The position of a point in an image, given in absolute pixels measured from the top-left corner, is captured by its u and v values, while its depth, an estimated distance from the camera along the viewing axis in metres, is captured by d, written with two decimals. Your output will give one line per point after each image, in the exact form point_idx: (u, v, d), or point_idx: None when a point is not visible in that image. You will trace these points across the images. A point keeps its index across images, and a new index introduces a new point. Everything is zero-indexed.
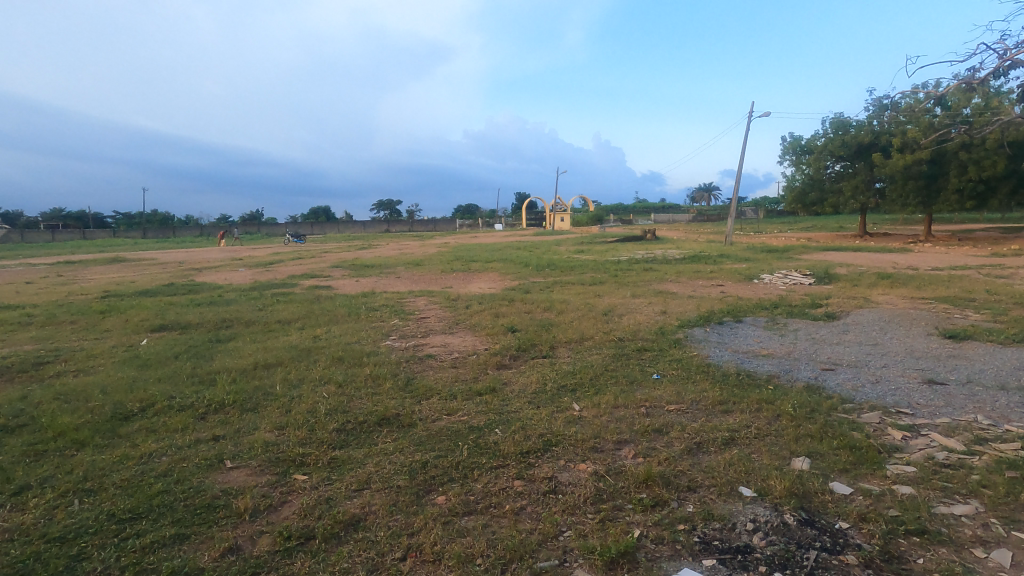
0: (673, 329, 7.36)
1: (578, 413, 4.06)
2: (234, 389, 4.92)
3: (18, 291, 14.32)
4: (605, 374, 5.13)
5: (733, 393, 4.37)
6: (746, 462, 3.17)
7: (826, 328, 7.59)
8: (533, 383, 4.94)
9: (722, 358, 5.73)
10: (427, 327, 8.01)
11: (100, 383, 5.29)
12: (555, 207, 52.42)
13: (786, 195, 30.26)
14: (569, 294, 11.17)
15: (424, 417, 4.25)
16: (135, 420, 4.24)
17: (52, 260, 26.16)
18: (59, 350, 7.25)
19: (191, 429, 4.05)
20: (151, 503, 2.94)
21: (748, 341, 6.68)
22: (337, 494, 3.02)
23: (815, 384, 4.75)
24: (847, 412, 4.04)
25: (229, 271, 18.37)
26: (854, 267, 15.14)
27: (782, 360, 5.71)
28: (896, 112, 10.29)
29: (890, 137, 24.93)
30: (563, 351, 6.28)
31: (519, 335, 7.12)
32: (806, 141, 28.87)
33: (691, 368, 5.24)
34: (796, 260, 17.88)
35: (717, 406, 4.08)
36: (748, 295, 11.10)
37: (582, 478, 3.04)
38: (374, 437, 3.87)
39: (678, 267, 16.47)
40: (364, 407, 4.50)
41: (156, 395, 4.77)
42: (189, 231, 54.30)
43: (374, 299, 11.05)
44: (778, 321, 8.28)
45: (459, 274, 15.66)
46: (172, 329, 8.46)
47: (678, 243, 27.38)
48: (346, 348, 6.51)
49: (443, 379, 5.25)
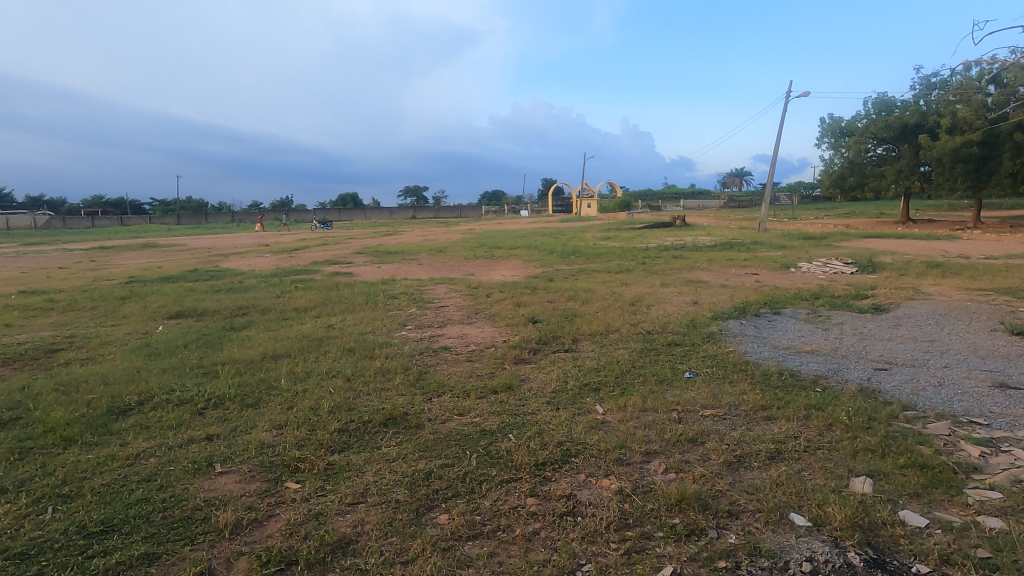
0: (707, 322, 6.85)
1: (602, 417, 3.66)
2: (236, 383, 4.66)
3: (49, 276, 14.56)
4: (632, 371, 4.71)
5: (776, 397, 3.90)
6: (798, 484, 2.72)
7: (874, 322, 7.00)
8: (553, 381, 4.55)
9: (760, 355, 5.23)
10: (445, 317, 7.69)
11: (103, 373, 5.12)
12: (583, 193, 51.54)
13: (823, 180, 28.91)
14: (595, 283, 10.72)
15: (433, 418, 3.91)
16: (130, 415, 4.01)
17: (88, 245, 26.85)
18: (74, 337, 7.17)
19: (186, 427, 3.80)
20: (125, 514, 2.67)
21: (789, 336, 6.16)
22: (328, 509, 2.70)
23: (869, 386, 4.24)
24: (911, 422, 3.53)
25: (254, 258, 18.44)
26: (900, 256, 14.22)
27: (829, 359, 5.18)
28: (947, 90, 9.38)
29: (939, 117, 23.52)
30: (587, 344, 5.86)
31: (540, 326, 6.72)
32: (846, 123, 27.43)
33: (728, 367, 4.77)
34: (836, 248, 16.98)
35: (759, 412, 3.62)
36: (786, 284, 10.46)
37: (604, 498, 2.65)
38: (377, 440, 3.56)
39: (710, 255, 15.77)
40: (369, 405, 4.18)
41: (156, 387, 4.56)
42: (219, 217, 55.34)
43: (393, 286, 10.80)
44: (821, 313, 7.69)
45: (482, 261, 15.33)
46: (188, 317, 8.34)
47: (709, 228, 26.56)
48: (358, 339, 6.23)
49: (457, 374, 4.89)
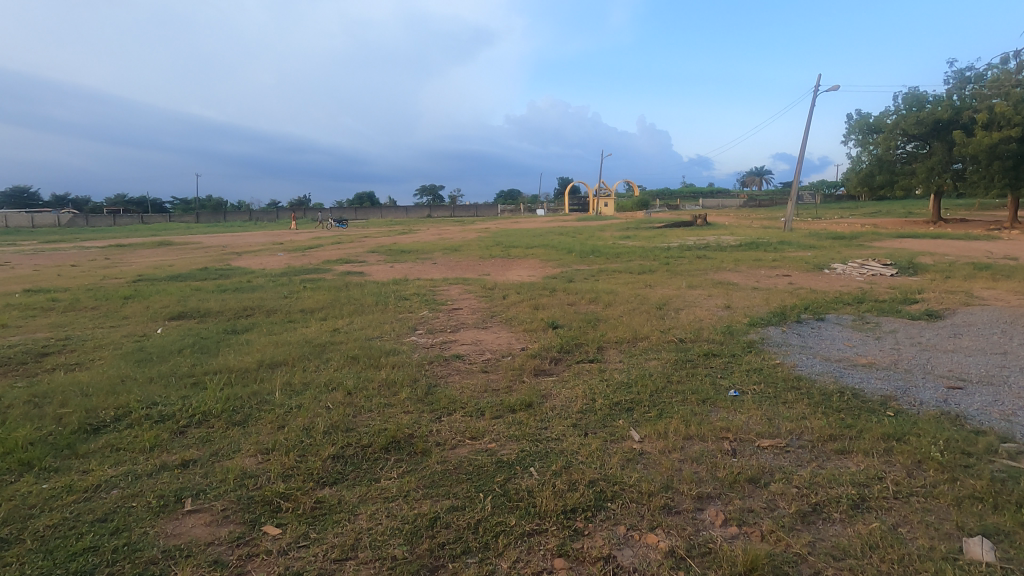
0: (743, 328, 6.24)
1: (639, 446, 3.11)
2: (225, 396, 4.20)
3: (61, 274, 14.38)
4: (667, 388, 4.14)
5: (844, 424, 3.30)
6: (898, 547, 2.16)
7: (930, 330, 6.34)
8: (578, 398, 4.00)
9: (812, 369, 4.63)
10: (459, 320, 7.20)
11: (85, 381, 4.69)
12: (599, 190, 50.77)
13: (850, 178, 27.84)
14: (617, 284, 10.14)
15: (441, 443, 3.40)
16: (103, 434, 3.57)
17: (105, 243, 26.94)
18: (68, 339, 6.81)
19: (162, 451, 3.35)
20: (65, 571, 2.21)
21: (839, 346, 5.54)
22: (310, 568, 2.21)
23: (952, 411, 3.61)
24: (1017, 459, 2.91)
25: (267, 256, 18.22)
26: (942, 257, 13.36)
27: (892, 375, 4.56)
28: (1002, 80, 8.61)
29: (974, 113, 22.48)
30: (614, 354, 5.30)
31: (561, 332, 6.19)
32: (874, 119, 26.35)
33: (780, 384, 4.18)
34: (869, 248, 16.17)
35: (828, 443, 3.04)
36: (822, 286, 9.77)
37: (651, 564, 2.11)
38: (376, 471, 3.06)
39: (735, 255, 15.07)
40: (371, 425, 3.69)
41: (138, 399, 4.12)
42: (236, 216, 55.57)
43: (406, 287, 10.35)
44: (869, 319, 7.02)
45: (498, 260, 14.79)
46: (190, 318, 7.95)
47: (733, 228, 25.69)
48: (364, 345, 5.73)
49: (470, 389, 4.36)
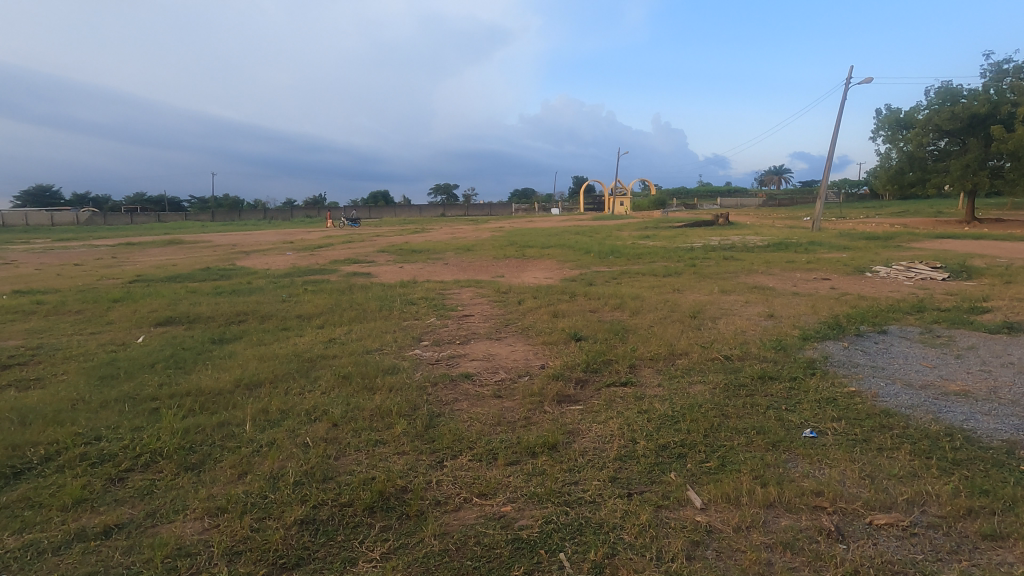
0: (797, 344, 5.37)
1: (704, 519, 2.31)
2: (184, 428, 3.46)
3: (60, 274, 13.82)
4: (725, 426, 3.31)
5: (979, 489, 2.46)
6: None
7: (1016, 346, 5.41)
8: (614, 439, 3.20)
9: (899, 400, 3.78)
10: (470, 329, 6.42)
11: (31, 404, 4.01)
12: (616, 189, 49.87)
13: (877, 176, 26.51)
14: (642, 288, 9.32)
15: (441, 502, 2.63)
16: (21, 483, 2.86)
17: (116, 242, 26.69)
18: (40, 348, 6.17)
19: (86, 509, 2.63)
20: None
21: (919, 368, 4.65)
22: None
23: None
24: None
25: (273, 256, 17.61)
26: (993, 259, 12.31)
27: (1000, 408, 3.68)
28: None
29: (1013, 106, 21.19)
30: (650, 376, 4.48)
31: (586, 346, 5.38)
32: (905, 115, 25.05)
33: (868, 422, 3.33)
34: (909, 249, 15.12)
35: (971, 524, 2.21)
36: (869, 292, 8.85)
37: None
38: (354, 546, 2.31)
39: (765, 256, 14.16)
40: (353, 473, 2.92)
41: (79, 433, 3.41)
42: (250, 214, 55.44)
43: (414, 290, 9.62)
44: (937, 331, 6.09)
45: (513, 261, 14.00)
46: (177, 325, 7.26)
47: (757, 228, 24.64)
48: (359, 360, 4.97)
49: (480, 421, 3.58)
